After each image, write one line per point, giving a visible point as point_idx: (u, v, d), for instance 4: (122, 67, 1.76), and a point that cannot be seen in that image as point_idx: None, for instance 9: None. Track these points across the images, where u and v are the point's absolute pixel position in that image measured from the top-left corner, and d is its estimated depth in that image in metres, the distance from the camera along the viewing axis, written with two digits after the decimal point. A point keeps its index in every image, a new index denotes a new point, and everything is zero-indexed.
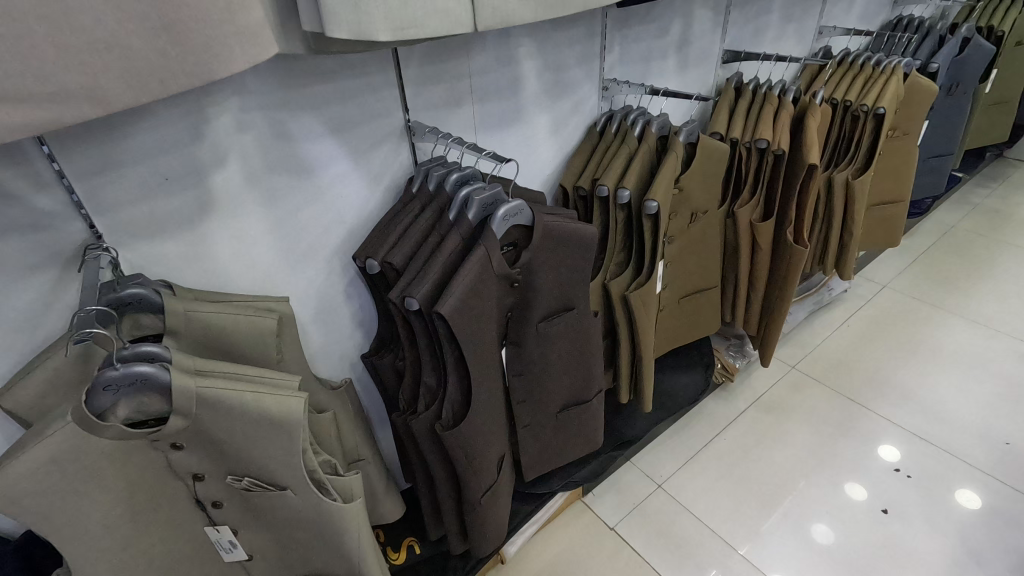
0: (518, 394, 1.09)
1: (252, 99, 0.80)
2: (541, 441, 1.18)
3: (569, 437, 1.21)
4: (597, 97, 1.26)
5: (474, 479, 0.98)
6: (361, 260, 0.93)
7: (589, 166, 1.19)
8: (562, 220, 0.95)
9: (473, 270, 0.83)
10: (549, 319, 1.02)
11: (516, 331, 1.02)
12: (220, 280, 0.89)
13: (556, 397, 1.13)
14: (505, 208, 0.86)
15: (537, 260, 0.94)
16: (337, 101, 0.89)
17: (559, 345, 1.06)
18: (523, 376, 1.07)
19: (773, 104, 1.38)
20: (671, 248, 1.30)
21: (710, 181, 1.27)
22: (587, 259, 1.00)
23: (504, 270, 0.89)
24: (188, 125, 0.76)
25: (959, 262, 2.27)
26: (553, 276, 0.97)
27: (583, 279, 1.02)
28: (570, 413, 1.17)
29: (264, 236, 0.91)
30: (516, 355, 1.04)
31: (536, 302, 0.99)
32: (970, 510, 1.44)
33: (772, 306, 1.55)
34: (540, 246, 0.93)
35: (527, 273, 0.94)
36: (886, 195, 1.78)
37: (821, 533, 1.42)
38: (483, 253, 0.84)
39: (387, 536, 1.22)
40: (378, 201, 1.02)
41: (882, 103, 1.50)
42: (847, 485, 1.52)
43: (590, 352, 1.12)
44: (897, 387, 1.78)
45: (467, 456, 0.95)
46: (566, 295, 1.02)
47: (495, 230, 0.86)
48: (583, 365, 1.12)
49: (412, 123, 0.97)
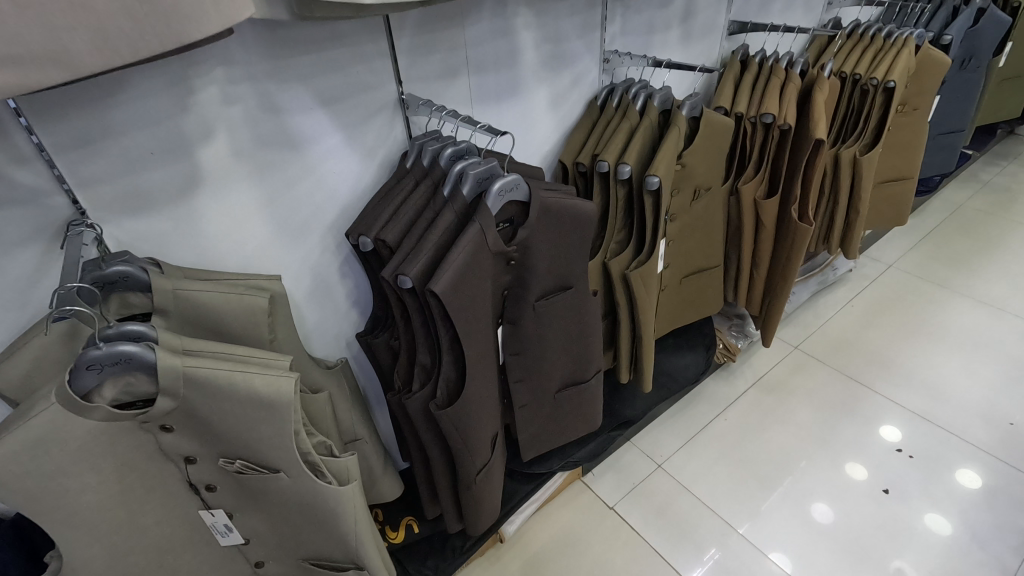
0: (515, 374, 1.07)
1: (238, 69, 0.77)
2: (539, 421, 1.16)
3: (567, 417, 1.20)
4: (598, 70, 1.23)
5: (470, 459, 0.97)
6: (354, 238, 0.91)
7: (589, 142, 1.16)
8: (559, 196, 0.93)
9: (467, 247, 0.81)
10: (546, 298, 1.00)
11: (512, 310, 1.00)
12: (210, 258, 0.87)
13: (554, 377, 1.12)
14: (500, 182, 0.84)
15: (534, 237, 0.91)
16: (327, 72, 0.86)
17: (557, 324, 1.04)
18: (520, 356, 1.05)
19: (780, 77, 1.34)
20: (672, 226, 1.28)
21: (714, 157, 1.24)
22: (585, 236, 0.98)
23: (500, 247, 0.87)
24: (172, 97, 0.74)
25: (967, 241, 2.23)
26: (551, 254, 0.95)
27: (582, 257, 0.99)
28: (569, 393, 1.16)
29: (254, 213, 0.89)
30: (513, 335, 1.03)
31: (533, 281, 0.97)
32: (971, 490, 1.44)
33: (775, 286, 1.52)
34: (537, 222, 0.91)
35: (524, 251, 0.92)
36: (894, 172, 1.74)
37: (821, 512, 1.42)
38: (477, 229, 0.82)
39: (386, 515, 1.22)
40: (372, 177, 0.99)
41: (892, 76, 1.45)
42: (847, 464, 1.52)
43: (588, 332, 1.10)
44: (901, 367, 1.77)
45: (462, 436, 0.94)
46: (563, 274, 0.99)
47: (490, 206, 0.84)
48: (582, 346, 1.11)
49: (405, 96, 0.95)
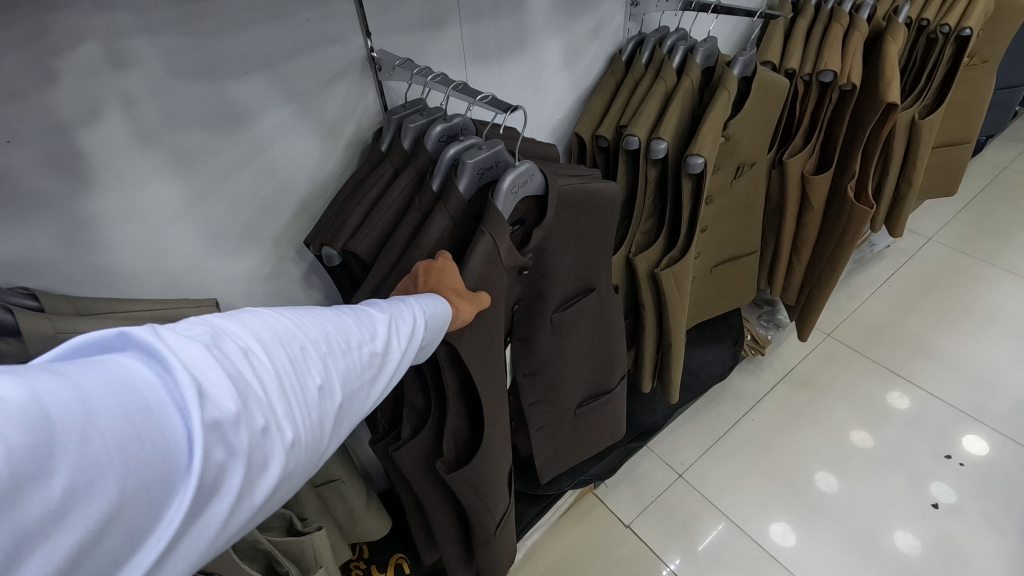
0: (530, 396, 0.89)
1: (124, 16, 0.53)
2: (558, 444, 0.98)
3: (589, 436, 1.02)
4: (624, 16, 0.98)
5: (485, 510, 0.82)
6: (315, 247, 0.70)
7: (614, 108, 0.93)
8: (579, 179, 0.72)
9: (475, 272, 0.61)
10: (566, 306, 0.81)
11: (525, 327, 0.81)
12: (121, 281, 0.65)
13: (575, 393, 0.93)
14: (512, 176, 0.62)
15: (552, 241, 0.71)
16: (266, 19, 0.62)
17: (579, 337, 0.86)
18: (535, 375, 0.86)
19: (842, 24, 1.08)
20: (709, 210, 1.06)
21: (765, 126, 1.01)
22: (611, 225, 0.77)
23: (515, 261, 0.66)
24: (26, 59, 0.50)
25: (1011, 209, 2.02)
26: (572, 258, 0.76)
27: (607, 254, 0.80)
28: (591, 407, 0.98)
29: (209, 195, 0.67)
30: (525, 354, 0.84)
31: (550, 292, 0.77)
32: (980, 459, 1.38)
33: (818, 274, 1.33)
34: (555, 223, 0.70)
35: (540, 257, 0.73)
36: (953, 136, 1.51)
37: (825, 482, 1.37)
38: (489, 242, 0.61)
39: (372, 553, 1.04)
40: (338, 161, 0.76)
41: (969, 22, 1.19)
42: (853, 433, 1.46)
43: (615, 335, 0.91)
44: (943, 356, 1.60)
45: (477, 493, 0.79)
46: (587, 275, 0.80)
47: (501, 208, 0.62)
48: (606, 353, 0.92)
49: (376, 54, 0.71)
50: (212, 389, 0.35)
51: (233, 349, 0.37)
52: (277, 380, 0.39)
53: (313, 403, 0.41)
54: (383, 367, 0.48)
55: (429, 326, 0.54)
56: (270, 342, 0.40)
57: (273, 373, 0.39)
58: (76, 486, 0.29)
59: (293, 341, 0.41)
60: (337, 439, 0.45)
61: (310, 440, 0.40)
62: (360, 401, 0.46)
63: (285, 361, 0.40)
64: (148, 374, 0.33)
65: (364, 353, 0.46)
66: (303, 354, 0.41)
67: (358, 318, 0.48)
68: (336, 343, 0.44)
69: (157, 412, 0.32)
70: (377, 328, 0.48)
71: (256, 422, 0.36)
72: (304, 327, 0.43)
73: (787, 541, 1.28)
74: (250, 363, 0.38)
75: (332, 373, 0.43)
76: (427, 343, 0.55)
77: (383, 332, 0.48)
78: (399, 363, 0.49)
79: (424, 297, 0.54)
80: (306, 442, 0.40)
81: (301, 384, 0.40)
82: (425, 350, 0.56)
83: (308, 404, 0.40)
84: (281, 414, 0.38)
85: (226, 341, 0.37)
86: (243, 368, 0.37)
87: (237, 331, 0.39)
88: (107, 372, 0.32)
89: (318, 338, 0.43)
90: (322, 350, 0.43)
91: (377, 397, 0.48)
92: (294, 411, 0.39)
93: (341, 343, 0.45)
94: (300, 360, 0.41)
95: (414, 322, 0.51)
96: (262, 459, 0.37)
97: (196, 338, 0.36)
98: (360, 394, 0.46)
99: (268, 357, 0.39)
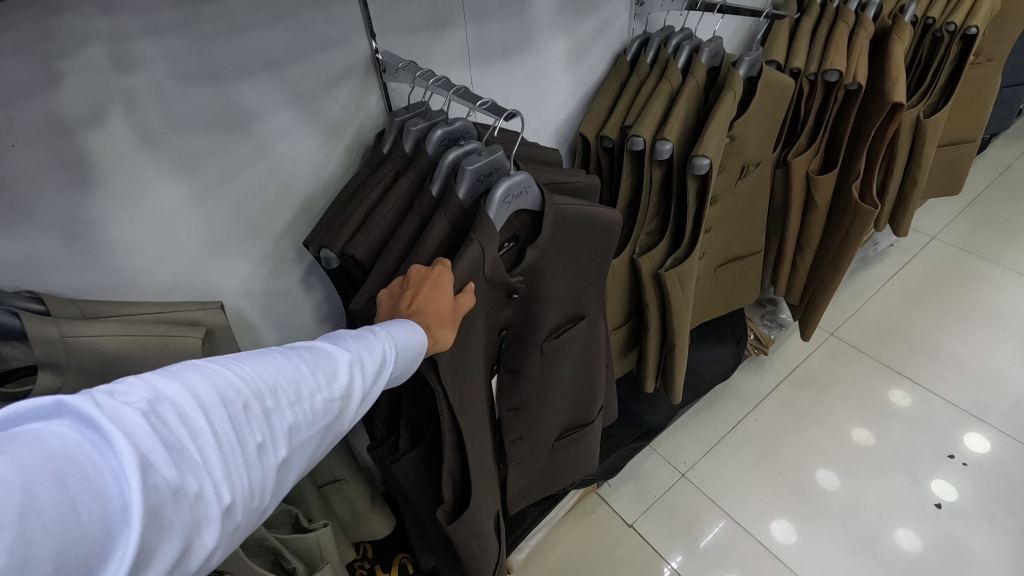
0: (512, 431, 0.89)
1: (128, 19, 0.53)
2: (530, 473, 0.98)
3: (563, 466, 1.03)
4: (628, 15, 0.97)
5: (482, 558, 0.83)
6: (315, 249, 0.70)
7: (619, 108, 0.92)
8: (575, 201, 0.71)
9: (460, 278, 0.60)
10: (556, 334, 0.81)
11: (513, 356, 0.81)
12: (125, 282, 0.65)
13: (553, 425, 0.94)
14: (506, 184, 0.61)
15: (546, 259, 0.71)
16: (269, 21, 0.61)
17: (564, 364, 0.86)
18: (519, 411, 0.87)
19: (848, 23, 1.08)
20: (712, 212, 1.06)
21: (769, 126, 1.01)
22: (607, 250, 0.78)
23: (500, 275, 0.65)
24: (32, 60, 0.50)
25: (1015, 207, 2.01)
26: (564, 278, 0.76)
27: (599, 281, 0.81)
28: (568, 441, 0.98)
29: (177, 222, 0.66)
30: (512, 383, 0.84)
31: (539, 320, 0.77)
32: (985, 458, 1.38)
33: (821, 277, 1.33)
34: (550, 238, 0.70)
35: (532, 277, 0.72)
36: (958, 134, 1.50)
37: (826, 479, 1.38)
38: (477, 250, 0.60)
39: (376, 552, 1.04)
40: (341, 162, 0.76)
41: (975, 21, 1.18)
42: (855, 431, 1.46)
43: (596, 366, 0.92)
44: (946, 355, 1.60)
45: (476, 539, 0.79)
46: (576, 301, 0.81)
47: (492, 216, 0.61)
48: (587, 376, 0.92)
49: (381, 55, 0.71)
50: (150, 456, 0.34)
51: (171, 415, 0.37)
52: (215, 444, 0.38)
53: (252, 462, 0.40)
54: (342, 411, 0.48)
55: (401, 358, 0.54)
56: (211, 400, 0.39)
57: (212, 437, 0.38)
58: (14, 563, 0.28)
59: (237, 398, 0.40)
60: (283, 491, 0.45)
61: (247, 500, 0.40)
62: (307, 451, 0.46)
63: (226, 423, 0.39)
64: (84, 445, 0.33)
65: (320, 401, 0.46)
66: (246, 413, 0.41)
67: (316, 361, 0.47)
68: (285, 396, 0.44)
69: (95, 482, 0.32)
70: (337, 371, 0.48)
71: (191, 489, 0.36)
72: (252, 380, 0.42)
73: (789, 540, 1.29)
74: (188, 428, 0.37)
75: (275, 430, 0.42)
76: (402, 369, 0.55)
77: (341, 376, 0.48)
78: (357, 406, 0.49)
79: (397, 326, 0.54)
80: (242, 505, 0.40)
81: (239, 444, 0.40)
82: (397, 379, 0.56)
83: (247, 465, 0.40)
84: (218, 478, 0.38)
85: (165, 407, 0.37)
86: (180, 433, 0.37)
87: (179, 393, 0.38)
88: (41, 444, 0.32)
89: (264, 394, 0.42)
90: (267, 406, 0.42)
91: (326, 442, 0.48)
92: (232, 474, 0.39)
93: (289, 396, 0.44)
94: (242, 420, 0.40)
95: (381, 359, 0.51)
96: (198, 524, 0.37)
97: (133, 404, 0.36)
98: (309, 444, 0.46)
99: (208, 421, 0.38)
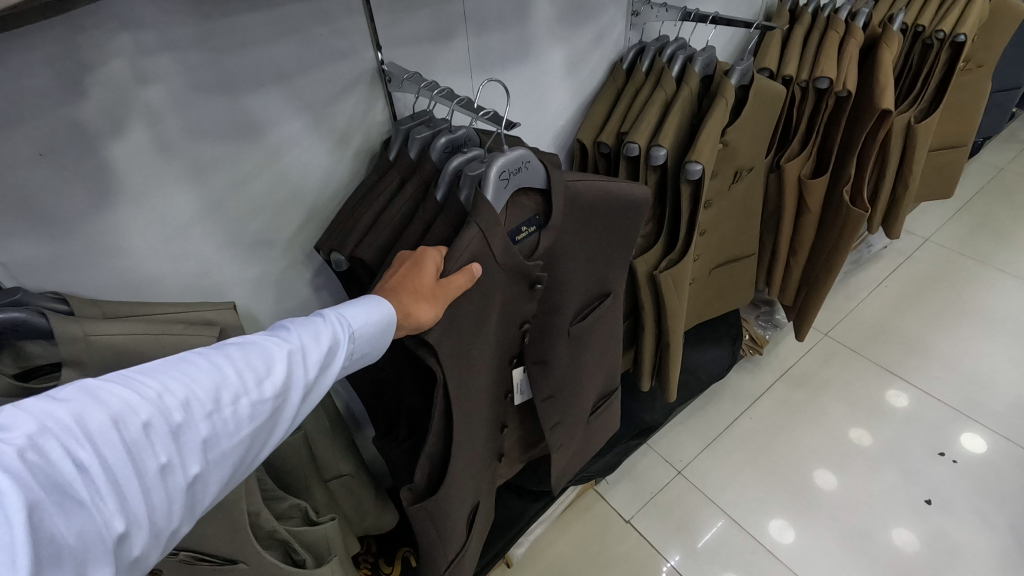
0: (551, 418, 0.92)
1: (151, 35, 0.56)
2: (574, 452, 1.04)
3: (594, 443, 1.10)
4: (624, 25, 1.01)
5: (438, 544, 0.84)
6: (325, 253, 0.74)
7: (615, 115, 0.95)
8: (585, 177, 0.74)
9: (462, 259, 0.62)
10: (582, 316, 0.86)
11: (538, 348, 0.84)
12: (142, 284, 0.68)
13: (590, 396, 0.99)
14: (501, 162, 0.62)
15: (561, 242, 0.74)
16: (280, 35, 0.65)
17: (591, 343, 0.91)
18: (552, 398, 0.90)
19: (839, 32, 1.11)
20: (707, 214, 1.09)
21: (761, 132, 1.04)
22: (627, 228, 0.81)
23: (512, 260, 0.67)
24: (60, 76, 0.53)
25: (1009, 210, 2.04)
26: (582, 262, 0.79)
27: (621, 261, 0.85)
28: (601, 411, 1.06)
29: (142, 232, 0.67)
30: (541, 374, 0.87)
31: (562, 303, 0.81)
32: (979, 457, 1.41)
33: (814, 276, 1.36)
34: (563, 216, 0.72)
35: (549, 261, 0.75)
36: (949, 139, 1.53)
37: (824, 479, 1.40)
38: (477, 232, 0.62)
39: (379, 546, 1.07)
40: (348, 169, 0.79)
41: (964, 28, 1.21)
42: (851, 431, 1.49)
43: (615, 342, 0.98)
44: (939, 356, 1.63)
45: (434, 528, 0.82)
46: (600, 282, 0.85)
47: (492, 198, 0.63)
48: (610, 351, 0.98)
49: (387, 66, 0.74)
50: (30, 495, 0.35)
51: (56, 449, 0.37)
52: (106, 475, 0.39)
53: (153, 485, 0.41)
54: (279, 407, 0.50)
55: (357, 337, 0.56)
56: (103, 426, 0.39)
57: (101, 468, 0.38)
58: None
59: (137, 420, 0.41)
60: (204, 502, 0.46)
61: (147, 525, 0.41)
62: (228, 461, 0.47)
63: (121, 449, 0.40)
64: None
65: (245, 406, 0.46)
66: (146, 435, 0.41)
67: (244, 360, 0.48)
68: (199, 409, 0.44)
69: None
70: (268, 369, 0.48)
71: (76, 524, 0.37)
72: (158, 396, 0.42)
73: (785, 537, 1.31)
74: (76, 461, 0.38)
75: (181, 449, 0.43)
76: (359, 348, 0.57)
77: (272, 375, 0.49)
78: (294, 402, 0.50)
79: (362, 303, 0.56)
80: (140, 530, 0.41)
81: (137, 469, 0.40)
82: (361, 358, 0.58)
83: (146, 490, 0.41)
84: (111, 509, 0.39)
85: (50, 441, 0.37)
86: (65, 469, 0.37)
87: (69, 422, 0.38)
88: None
89: (173, 409, 0.43)
90: (176, 422, 0.43)
91: (257, 445, 0.49)
92: (126, 504, 0.40)
93: (205, 408, 0.44)
94: (142, 443, 0.41)
95: (324, 346, 0.52)
96: (92, 553, 0.38)
97: (12, 442, 0.36)
98: (228, 456, 0.46)
99: (98, 451, 0.39)
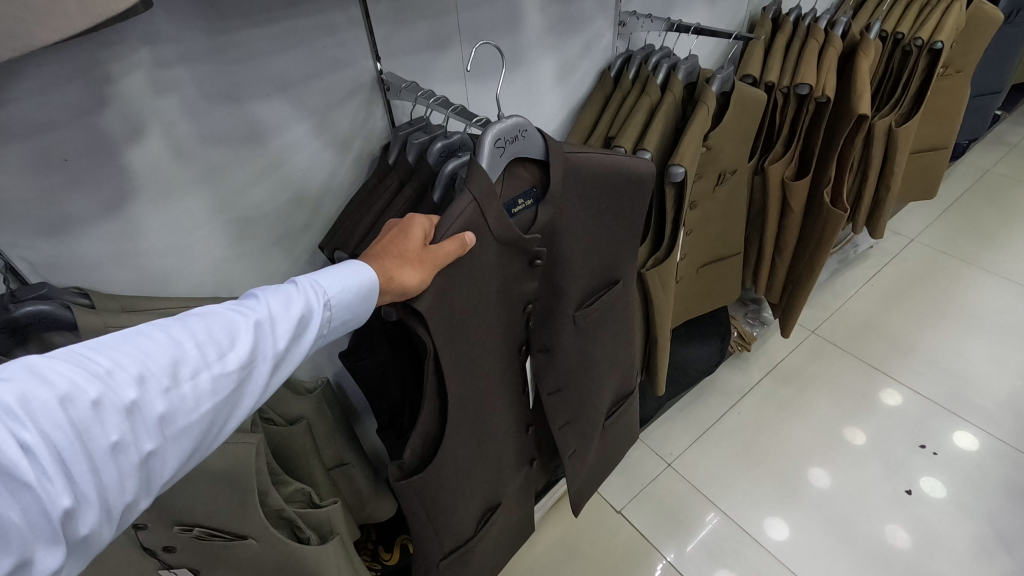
0: (559, 416, 0.97)
1: (168, 49, 0.61)
2: (589, 457, 1.09)
3: (605, 447, 1.16)
4: (612, 34, 1.05)
5: (428, 523, 0.86)
6: (328, 250, 0.78)
7: (603, 120, 1.00)
8: (585, 151, 0.78)
9: (453, 226, 0.65)
10: (587, 304, 0.90)
11: (545, 334, 0.89)
12: (157, 280, 0.72)
13: (605, 394, 1.05)
14: (497, 128, 0.66)
15: (560, 222, 0.78)
16: (285, 46, 0.69)
17: (605, 330, 0.96)
18: (559, 393, 0.95)
19: (818, 40, 1.16)
20: (693, 214, 1.14)
21: (744, 137, 1.09)
22: (627, 204, 0.85)
23: (507, 233, 0.70)
24: (85, 88, 0.58)
25: (994, 211, 2.09)
26: (582, 246, 0.84)
27: (627, 245, 0.91)
28: (614, 416, 1.12)
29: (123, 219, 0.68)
30: (547, 364, 0.91)
31: (568, 290, 0.86)
32: (965, 453, 1.45)
33: (798, 275, 1.40)
34: (564, 188, 0.75)
35: (549, 238, 0.79)
36: (931, 142, 1.58)
37: (818, 478, 1.43)
38: (470, 199, 0.66)
39: (379, 534, 1.12)
40: (349, 172, 0.84)
41: (941, 35, 1.26)
42: (847, 430, 1.52)
43: (628, 331, 1.02)
44: (924, 353, 1.68)
45: (424, 520, 0.86)
46: (610, 266, 0.91)
47: (486, 164, 0.67)
48: (621, 352, 1.03)
49: (385, 75, 0.78)
50: None
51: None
52: (52, 454, 0.38)
53: (105, 462, 0.41)
54: (244, 378, 0.50)
55: (325, 308, 0.57)
56: (47, 405, 0.38)
57: (46, 448, 0.38)
58: None
59: (85, 398, 0.40)
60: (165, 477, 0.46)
61: (99, 502, 0.41)
62: (189, 436, 0.47)
63: (68, 429, 0.39)
64: None
65: (205, 380, 0.47)
66: (95, 413, 0.40)
67: (205, 334, 0.48)
68: (154, 386, 0.44)
69: None
70: (230, 343, 0.49)
71: (20, 504, 0.37)
72: (109, 373, 0.42)
73: (782, 535, 1.34)
74: (20, 442, 0.37)
75: (135, 426, 0.43)
76: (331, 319, 0.58)
77: (234, 348, 0.49)
78: (260, 372, 0.51)
79: (333, 272, 0.58)
80: (90, 507, 0.41)
81: (87, 446, 0.40)
82: (331, 329, 0.60)
83: (98, 467, 0.41)
84: (59, 489, 0.38)
85: None
86: (9, 451, 0.36)
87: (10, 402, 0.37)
88: None
89: (125, 386, 0.42)
90: (130, 399, 0.42)
91: (220, 420, 0.49)
92: (75, 482, 0.40)
93: (160, 384, 0.44)
94: (91, 421, 0.40)
95: (292, 317, 0.53)
96: (39, 530, 0.38)
97: None
98: (189, 431, 0.47)
99: (41, 430, 0.38)
